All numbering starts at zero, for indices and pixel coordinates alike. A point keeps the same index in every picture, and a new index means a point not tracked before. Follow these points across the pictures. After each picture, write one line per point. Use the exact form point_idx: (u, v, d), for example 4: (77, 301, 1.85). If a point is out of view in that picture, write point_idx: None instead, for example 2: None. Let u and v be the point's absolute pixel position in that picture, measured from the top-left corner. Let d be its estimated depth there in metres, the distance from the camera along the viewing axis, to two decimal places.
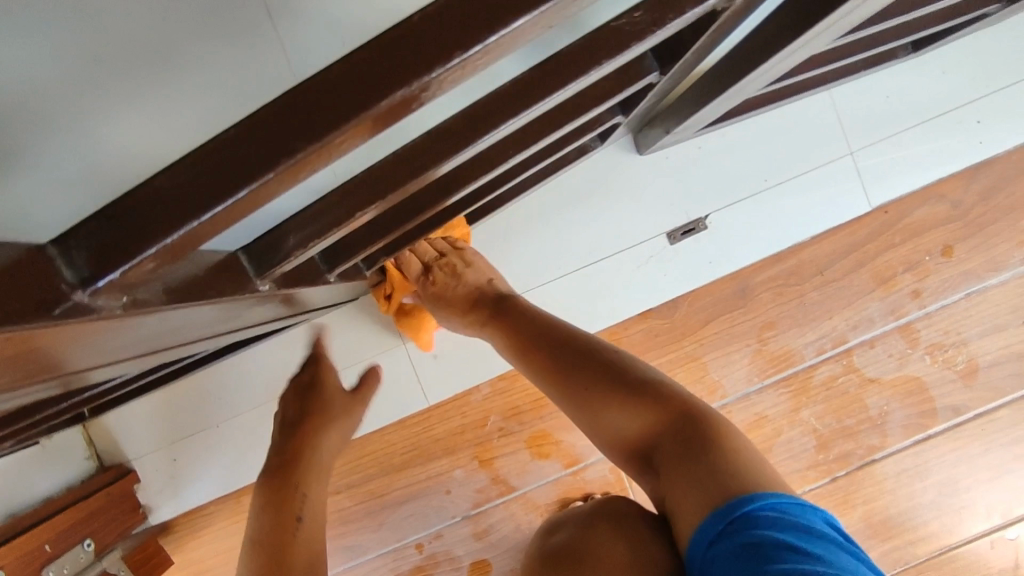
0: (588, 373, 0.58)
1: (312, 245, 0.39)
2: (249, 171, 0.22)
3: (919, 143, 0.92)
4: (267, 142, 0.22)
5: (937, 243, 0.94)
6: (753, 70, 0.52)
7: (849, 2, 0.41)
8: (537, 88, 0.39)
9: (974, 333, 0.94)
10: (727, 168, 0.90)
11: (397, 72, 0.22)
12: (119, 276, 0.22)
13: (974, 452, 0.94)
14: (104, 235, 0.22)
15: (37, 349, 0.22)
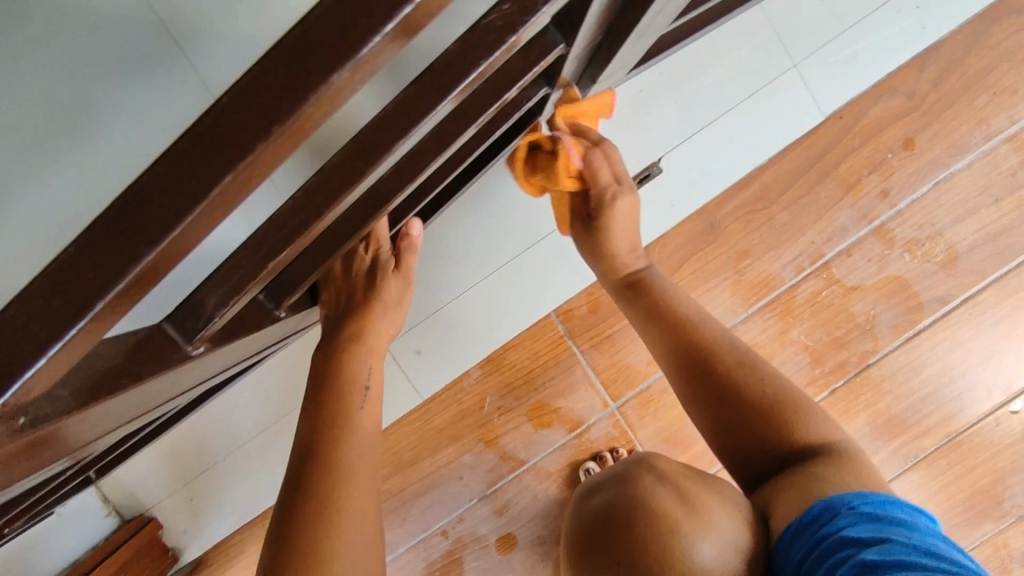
0: (720, 376, 0.63)
1: (233, 303, 0.39)
2: (105, 279, 0.24)
3: (862, 41, 0.90)
4: (111, 252, 0.24)
5: (897, 139, 0.93)
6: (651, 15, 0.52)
7: None
8: (425, 95, 0.38)
9: (948, 222, 0.94)
10: (672, 107, 0.89)
11: (223, 159, 0.24)
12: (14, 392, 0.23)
13: (965, 337, 0.95)
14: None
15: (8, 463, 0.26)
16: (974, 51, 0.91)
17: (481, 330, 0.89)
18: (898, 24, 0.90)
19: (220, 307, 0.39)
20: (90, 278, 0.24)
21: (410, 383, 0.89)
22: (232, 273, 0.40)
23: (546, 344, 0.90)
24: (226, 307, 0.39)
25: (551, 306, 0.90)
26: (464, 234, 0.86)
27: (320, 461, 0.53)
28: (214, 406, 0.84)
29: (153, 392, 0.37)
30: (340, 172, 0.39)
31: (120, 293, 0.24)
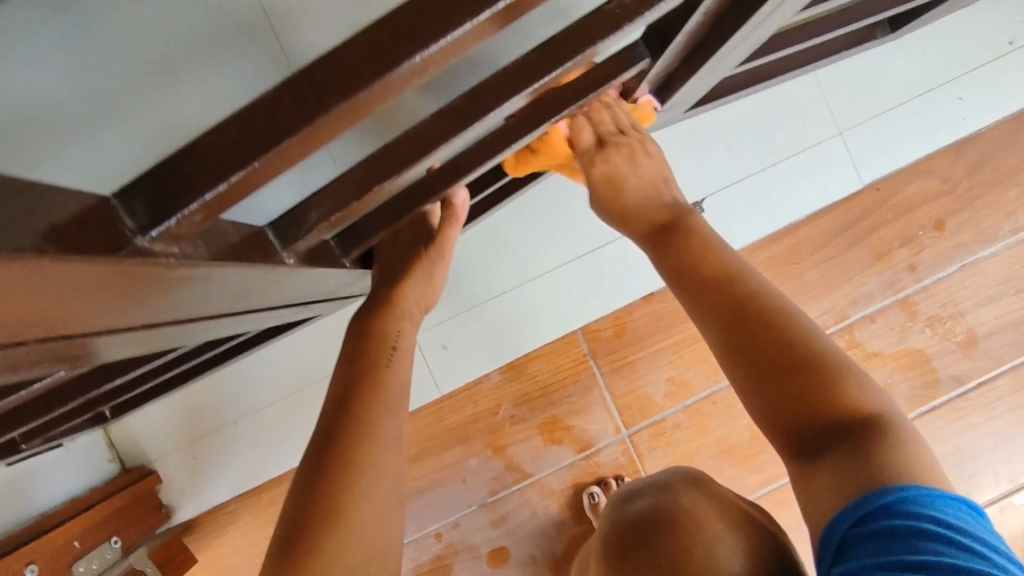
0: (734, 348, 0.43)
1: (334, 219, 0.41)
2: (283, 127, 0.25)
3: (905, 122, 0.95)
4: (294, 108, 0.25)
5: (929, 218, 0.97)
6: (720, 48, 0.56)
7: None
8: (541, 70, 0.41)
9: (970, 304, 0.96)
10: (719, 153, 0.94)
11: (400, 42, 0.25)
12: (179, 218, 0.25)
13: (978, 420, 0.96)
14: (160, 188, 0.25)
15: (139, 293, 0.26)
16: (1009, 147, 0.96)
17: (509, 335, 0.90)
18: (940, 112, 0.96)
19: (322, 222, 0.40)
20: (266, 124, 0.25)
21: (431, 376, 0.90)
22: (341, 191, 0.41)
23: (568, 360, 0.91)
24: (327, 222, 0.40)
25: (578, 323, 0.91)
26: (507, 242, 0.89)
27: (353, 419, 0.54)
28: (239, 367, 0.84)
29: (251, 291, 0.38)
30: (447, 121, 0.42)
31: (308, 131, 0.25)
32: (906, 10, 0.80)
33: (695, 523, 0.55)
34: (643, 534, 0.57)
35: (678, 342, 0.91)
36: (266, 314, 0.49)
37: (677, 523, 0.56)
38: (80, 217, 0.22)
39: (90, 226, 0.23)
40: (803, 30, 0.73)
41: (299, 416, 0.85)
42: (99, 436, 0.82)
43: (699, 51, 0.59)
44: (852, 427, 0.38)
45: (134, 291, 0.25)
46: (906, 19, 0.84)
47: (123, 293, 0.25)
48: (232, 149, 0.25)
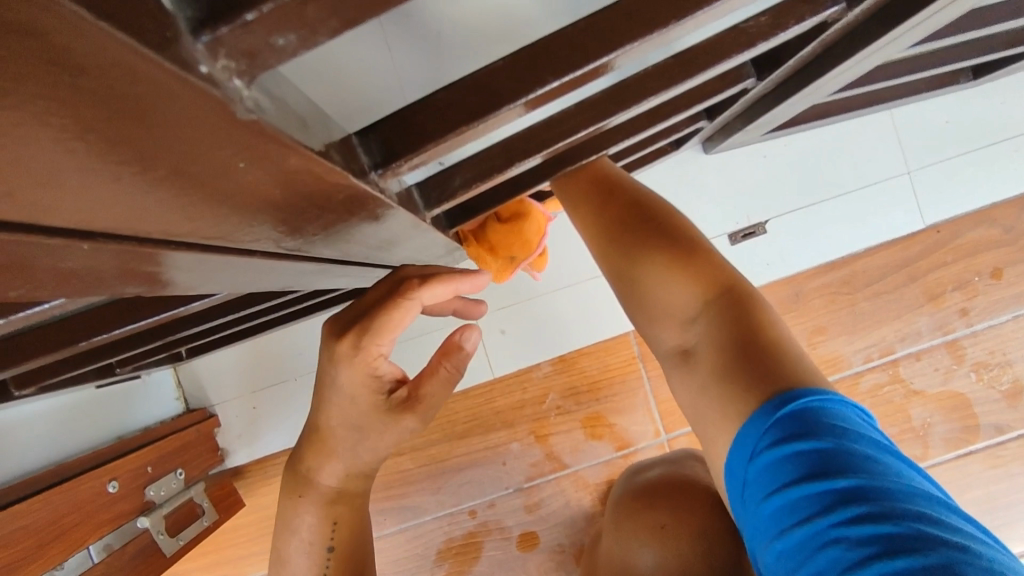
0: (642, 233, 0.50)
1: (475, 187, 0.44)
2: (507, 95, 0.29)
3: (975, 168, 0.97)
4: (517, 80, 0.29)
5: (986, 266, 0.98)
6: (825, 76, 0.58)
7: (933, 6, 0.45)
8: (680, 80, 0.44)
9: (1019, 355, 0.98)
10: (787, 178, 0.96)
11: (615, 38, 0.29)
12: (407, 160, 0.28)
13: (1014, 471, 0.96)
14: (394, 131, 0.28)
15: (355, 223, 0.29)
16: None
17: (565, 327, 0.93)
18: (1010, 163, 0.97)
19: (464, 187, 0.44)
20: (492, 91, 0.29)
21: (486, 358, 0.93)
22: (483, 163, 0.45)
23: (618, 359, 0.94)
24: (469, 188, 0.44)
25: (633, 324, 0.94)
26: (574, 238, 0.93)
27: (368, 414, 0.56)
28: (306, 326, 0.88)
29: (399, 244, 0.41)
30: (583, 112, 0.45)
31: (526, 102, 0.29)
32: (993, 59, 0.82)
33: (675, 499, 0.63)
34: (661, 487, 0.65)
35: None
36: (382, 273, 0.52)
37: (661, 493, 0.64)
38: (344, 142, 0.25)
39: (349, 151, 0.26)
40: (894, 68, 0.74)
41: None
42: (169, 373, 0.87)
43: (801, 79, 0.62)
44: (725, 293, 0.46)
45: (356, 219, 0.28)
46: (991, 68, 0.86)
47: (347, 219, 0.28)
48: (457, 109, 0.29)
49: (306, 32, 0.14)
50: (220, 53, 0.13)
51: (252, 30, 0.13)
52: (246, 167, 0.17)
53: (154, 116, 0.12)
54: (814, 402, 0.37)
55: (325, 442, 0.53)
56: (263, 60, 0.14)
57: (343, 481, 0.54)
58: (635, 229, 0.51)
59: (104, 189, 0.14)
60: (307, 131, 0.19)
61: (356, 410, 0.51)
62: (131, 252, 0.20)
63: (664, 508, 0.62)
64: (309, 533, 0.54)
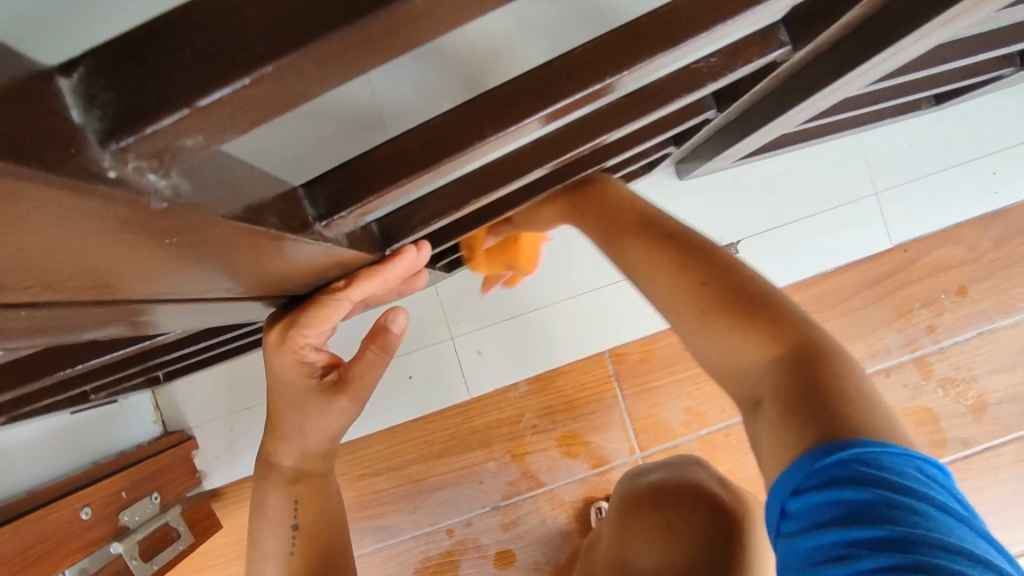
0: (706, 269, 0.46)
1: (433, 222, 0.46)
2: (449, 148, 0.31)
3: (940, 190, 1.00)
4: (459, 135, 0.30)
5: (952, 284, 1.00)
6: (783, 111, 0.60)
7: (878, 58, 0.45)
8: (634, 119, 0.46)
9: (984, 370, 1.00)
10: (758, 200, 0.99)
11: (552, 90, 0.29)
12: (352, 211, 0.30)
13: (981, 484, 0.98)
14: (340, 184, 0.30)
15: (302, 265, 0.31)
16: None
17: (542, 347, 0.94)
18: (973, 184, 1.00)
19: (424, 223, 0.45)
20: (438, 143, 0.31)
21: (463, 378, 0.94)
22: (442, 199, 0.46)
23: (593, 378, 0.95)
24: (427, 224, 0.46)
25: (609, 344, 0.95)
26: (550, 258, 0.94)
27: None
28: None
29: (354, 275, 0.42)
30: (538, 150, 0.46)
31: (468, 154, 0.31)
32: (955, 88, 0.84)
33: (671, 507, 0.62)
34: (656, 496, 0.64)
35: (699, 373, 0.96)
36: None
37: (658, 502, 0.63)
38: (288, 200, 0.27)
39: (294, 207, 0.27)
40: (854, 100, 0.77)
41: None
42: (147, 396, 0.88)
43: (759, 111, 0.64)
44: (796, 354, 0.39)
45: (305, 263, 0.30)
46: (952, 95, 0.88)
47: (292, 264, 0.30)
48: (405, 162, 0.31)
49: (216, 131, 0.16)
50: (130, 158, 0.15)
51: (157, 136, 0.15)
52: (174, 240, 0.19)
53: (67, 215, 0.14)
54: (878, 451, 0.32)
55: (281, 425, 0.51)
56: (173, 154, 0.16)
57: (304, 459, 0.53)
58: (695, 279, 0.45)
59: (38, 267, 0.16)
60: (239, 200, 0.22)
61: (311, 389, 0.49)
62: (73, 310, 0.21)
63: (661, 520, 0.61)
64: (273, 513, 0.52)
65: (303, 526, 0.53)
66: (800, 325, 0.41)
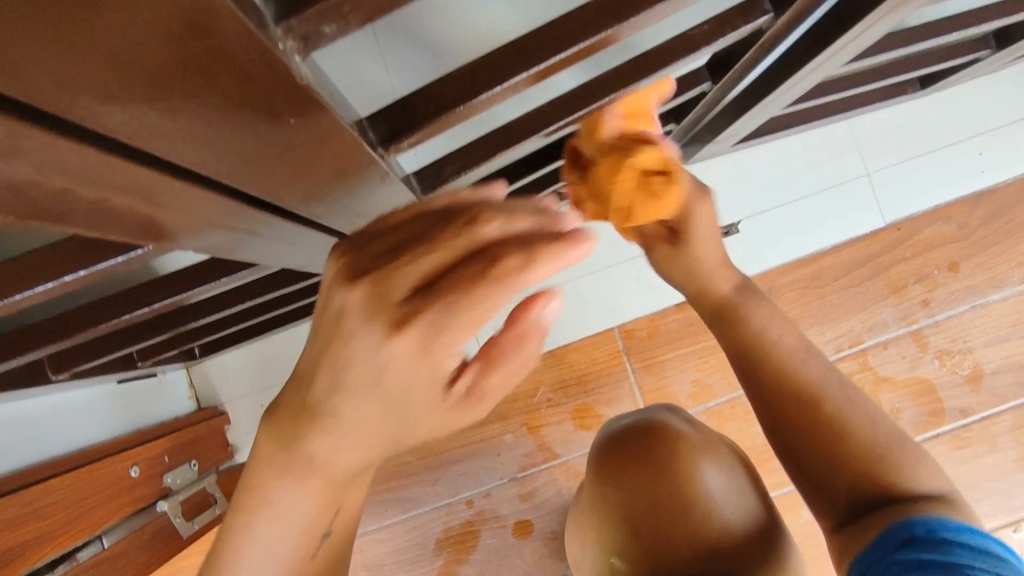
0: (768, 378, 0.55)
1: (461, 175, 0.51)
2: (482, 83, 0.35)
3: (927, 169, 1.05)
4: (491, 72, 0.35)
5: (944, 259, 1.05)
6: (776, 87, 0.66)
7: (855, 28, 0.51)
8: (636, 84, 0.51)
9: (978, 342, 1.04)
10: (755, 182, 1.04)
11: (568, 34, 0.35)
12: (407, 139, 0.35)
13: (979, 452, 1.02)
14: (393, 117, 0.35)
15: (362, 188, 0.37)
16: (1023, 203, 1.05)
17: (555, 324, 0.99)
18: (959, 164, 1.05)
19: (453, 175, 0.51)
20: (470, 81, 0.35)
21: None
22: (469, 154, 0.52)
23: (604, 353, 1.00)
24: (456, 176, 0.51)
25: (617, 321, 1.00)
26: None
27: None
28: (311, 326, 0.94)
29: None
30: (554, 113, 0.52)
31: (504, 92, 0.35)
32: (938, 70, 0.89)
33: (680, 452, 0.70)
34: (664, 443, 0.71)
35: (705, 348, 1.00)
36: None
37: (668, 446, 0.71)
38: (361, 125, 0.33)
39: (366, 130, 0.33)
40: (835, 83, 0.83)
41: None
42: (183, 373, 0.93)
43: (754, 87, 0.70)
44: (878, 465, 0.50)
45: (366, 185, 0.36)
46: (935, 79, 0.94)
47: (357, 185, 0.35)
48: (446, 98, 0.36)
49: (343, 27, 0.22)
50: (289, 37, 0.21)
51: (309, 20, 0.21)
52: (284, 111, 0.24)
53: (224, 59, 0.19)
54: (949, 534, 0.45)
55: (288, 427, 0.32)
56: (315, 41, 0.22)
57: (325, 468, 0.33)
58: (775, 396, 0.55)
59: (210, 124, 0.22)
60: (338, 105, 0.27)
61: (329, 392, 0.29)
62: (190, 193, 0.26)
63: (662, 460, 0.70)
64: (287, 517, 0.34)
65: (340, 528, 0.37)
66: (865, 425, 0.51)
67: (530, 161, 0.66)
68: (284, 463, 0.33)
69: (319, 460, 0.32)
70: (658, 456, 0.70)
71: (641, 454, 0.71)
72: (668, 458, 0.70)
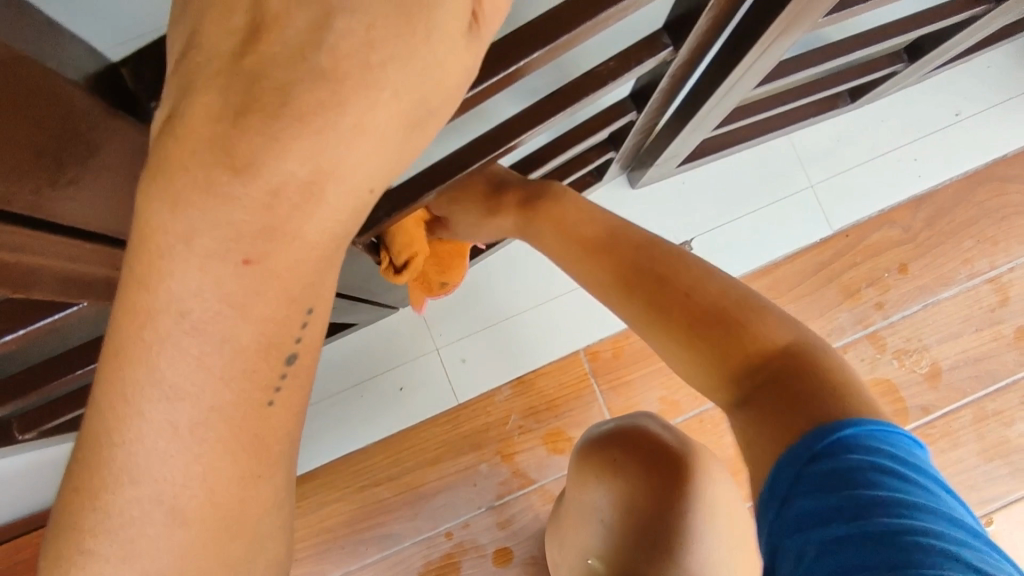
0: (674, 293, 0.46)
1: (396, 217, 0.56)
2: None
3: (867, 177, 1.10)
4: None
5: (892, 262, 1.09)
6: (698, 112, 0.70)
7: (753, 54, 0.55)
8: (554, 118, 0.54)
9: (933, 339, 1.08)
10: (705, 201, 1.08)
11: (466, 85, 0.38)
12: None
13: (945, 447, 1.05)
14: None
15: None
16: (961, 204, 1.10)
17: (522, 351, 1.01)
18: (895, 171, 1.10)
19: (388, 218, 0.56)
20: None
21: (450, 385, 1.00)
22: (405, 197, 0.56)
23: (571, 376, 1.02)
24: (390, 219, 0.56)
25: (582, 344, 1.02)
26: (521, 266, 1.02)
27: None
28: None
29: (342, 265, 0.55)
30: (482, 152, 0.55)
31: None
32: (863, 82, 0.94)
33: (663, 462, 0.65)
34: (647, 450, 0.66)
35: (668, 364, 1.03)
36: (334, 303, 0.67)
37: (651, 453, 0.66)
38: None
39: None
40: (762, 103, 0.88)
41: (336, 418, 1.00)
42: None
43: (680, 113, 0.74)
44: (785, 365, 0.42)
45: None
46: (862, 91, 0.99)
47: None
48: None
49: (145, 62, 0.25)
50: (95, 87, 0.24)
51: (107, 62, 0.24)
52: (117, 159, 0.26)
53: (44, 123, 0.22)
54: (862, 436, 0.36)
55: (205, 155, 0.25)
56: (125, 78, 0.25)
57: (282, 203, 0.27)
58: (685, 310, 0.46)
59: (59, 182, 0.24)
60: None
61: (312, 51, 0.24)
62: (52, 243, 0.29)
63: (641, 470, 0.65)
64: (210, 334, 0.28)
65: (300, 361, 0.33)
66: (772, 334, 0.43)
67: None
68: (215, 146, 0.25)
69: (263, 167, 0.25)
70: (636, 463, 0.66)
71: (619, 460, 0.66)
72: (648, 469, 0.65)
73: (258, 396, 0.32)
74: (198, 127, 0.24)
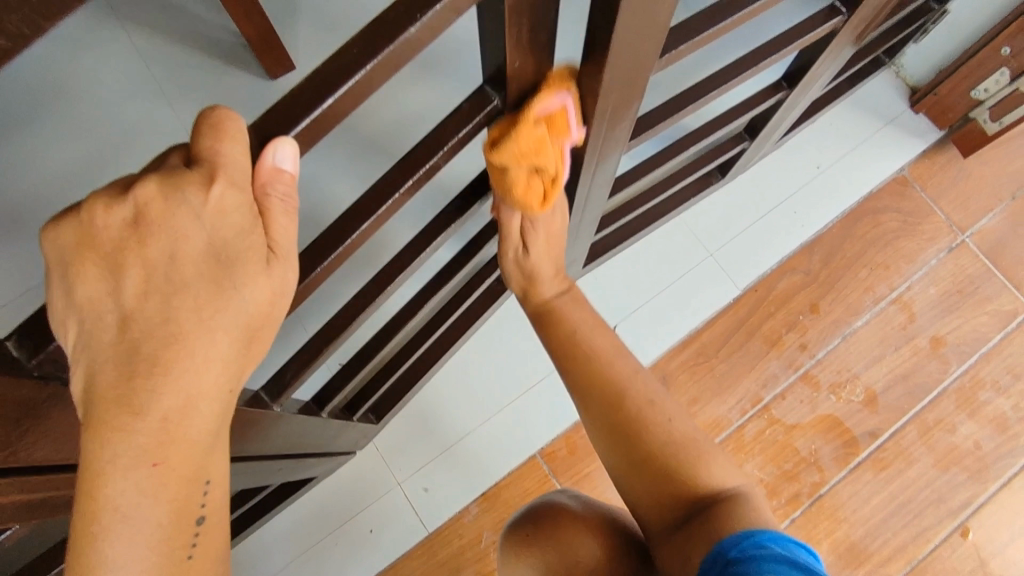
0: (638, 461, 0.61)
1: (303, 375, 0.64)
2: None
3: (760, 232, 1.21)
4: None
5: (804, 304, 1.18)
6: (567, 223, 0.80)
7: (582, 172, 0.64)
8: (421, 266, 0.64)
9: (860, 367, 1.15)
10: (620, 288, 1.17)
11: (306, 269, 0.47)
12: None
13: (901, 467, 1.09)
14: None
15: None
16: (847, 240, 1.21)
17: (481, 467, 1.05)
18: (782, 222, 1.21)
19: (296, 377, 0.64)
20: None
21: (418, 516, 1.03)
22: (308, 359, 0.64)
23: (533, 482, 1.05)
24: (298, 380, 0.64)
25: (536, 447, 1.06)
26: (459, 383, 1.07)
27: None
28: (259, 533, 1.02)
29: (266, 431, 0.62)
30: None
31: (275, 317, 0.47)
32: (725, 158, 1.06)
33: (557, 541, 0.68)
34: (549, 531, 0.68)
35: None
36: (277, 463, 0.72)
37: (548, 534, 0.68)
38: None
39: None
40: (627, 206, 1.00)
41: (313, 572, 1.02)
42: None
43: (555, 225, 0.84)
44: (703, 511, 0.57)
45: None
46: (728, 167, 1.11)
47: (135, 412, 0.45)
48: None
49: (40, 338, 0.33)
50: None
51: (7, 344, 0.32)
52: (10, 405, 0.32)
53: None
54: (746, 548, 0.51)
55: (110, 412, 0.33)
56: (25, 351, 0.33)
57: (173, 422, 0.34)
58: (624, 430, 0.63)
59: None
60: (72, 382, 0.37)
61: (162, 321, 0.33)
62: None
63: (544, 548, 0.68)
64: (134, 519, 0.34)
65: (210, 518, 0.37)
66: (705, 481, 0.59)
67: (383, 339, 0.81)
68: (115, 399, 0.33)
69: (150, 405, 0.33)
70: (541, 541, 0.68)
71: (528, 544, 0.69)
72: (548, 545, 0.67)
73: (179, 554, 0.36)
74: (104, 394, 0.33)
